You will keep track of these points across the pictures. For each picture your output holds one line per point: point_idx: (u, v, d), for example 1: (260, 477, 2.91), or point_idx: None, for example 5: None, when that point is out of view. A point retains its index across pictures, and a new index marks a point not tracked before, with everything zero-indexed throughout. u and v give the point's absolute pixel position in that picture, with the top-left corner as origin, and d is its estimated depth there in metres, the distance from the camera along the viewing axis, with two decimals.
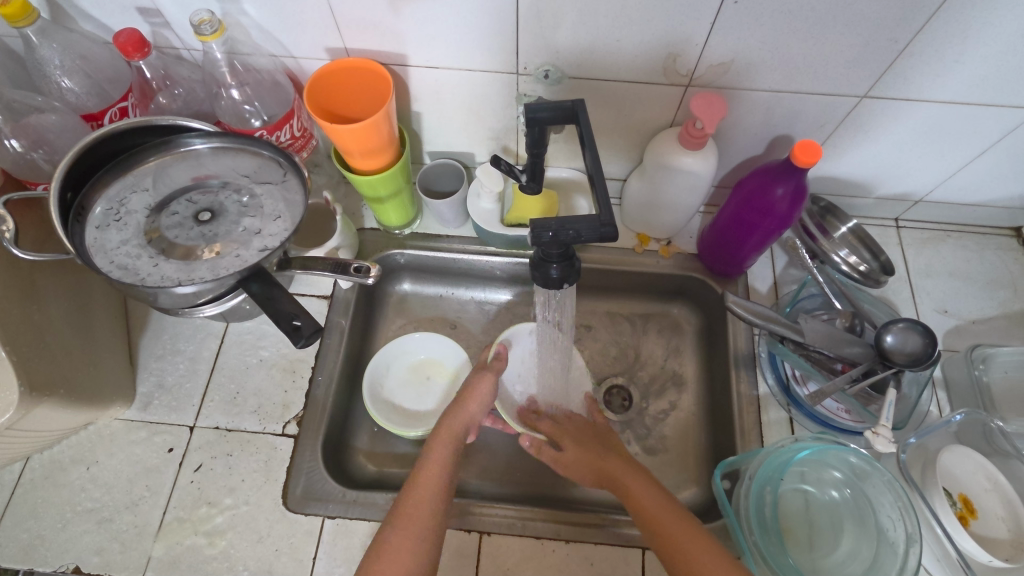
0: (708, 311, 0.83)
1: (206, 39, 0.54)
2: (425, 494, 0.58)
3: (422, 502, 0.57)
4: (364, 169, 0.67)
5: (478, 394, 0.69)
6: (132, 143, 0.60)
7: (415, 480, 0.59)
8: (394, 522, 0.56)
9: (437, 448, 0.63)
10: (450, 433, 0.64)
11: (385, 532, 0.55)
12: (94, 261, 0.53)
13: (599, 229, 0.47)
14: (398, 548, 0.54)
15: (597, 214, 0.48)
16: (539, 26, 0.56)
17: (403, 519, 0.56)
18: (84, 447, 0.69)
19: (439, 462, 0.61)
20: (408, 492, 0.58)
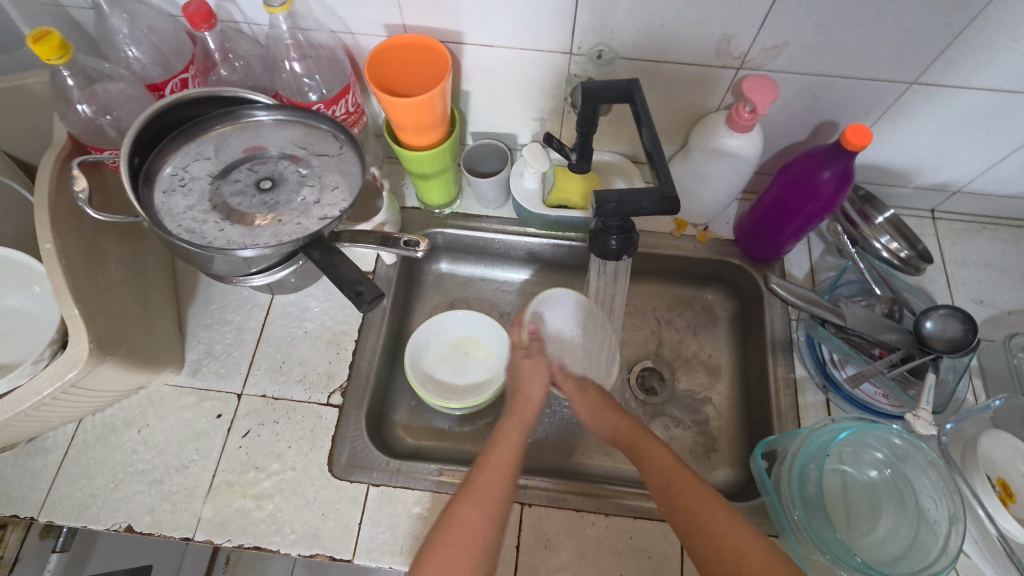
0: (742, 296, 0.85)
1: (274, 11, 0.56)
2: (498, 472, 0.58)
3: (496, 476, 0.58)
4: (415, 145, 0.69)
5: (533, 378, 0.70)
6: (197, 113, 0.62)
7: (485, 461, 0.60)
8: (470, 498, 0.56)
9: (510, 430, 0.64)
10: (519, 422, 0.65)
11: (459, 506, 0.55)
12: (162, 223, 0.55)
13: (663, 200, 0.50)
14: (472, 523, 0.54)
15: (658, 185, 0.50)
16: (598, 5, 0.57)
17: (477, 495, 0.56)
18: (135, 410, 0.71)
19: (510, 445, 0.62)
20: (481, 471, 0.58)
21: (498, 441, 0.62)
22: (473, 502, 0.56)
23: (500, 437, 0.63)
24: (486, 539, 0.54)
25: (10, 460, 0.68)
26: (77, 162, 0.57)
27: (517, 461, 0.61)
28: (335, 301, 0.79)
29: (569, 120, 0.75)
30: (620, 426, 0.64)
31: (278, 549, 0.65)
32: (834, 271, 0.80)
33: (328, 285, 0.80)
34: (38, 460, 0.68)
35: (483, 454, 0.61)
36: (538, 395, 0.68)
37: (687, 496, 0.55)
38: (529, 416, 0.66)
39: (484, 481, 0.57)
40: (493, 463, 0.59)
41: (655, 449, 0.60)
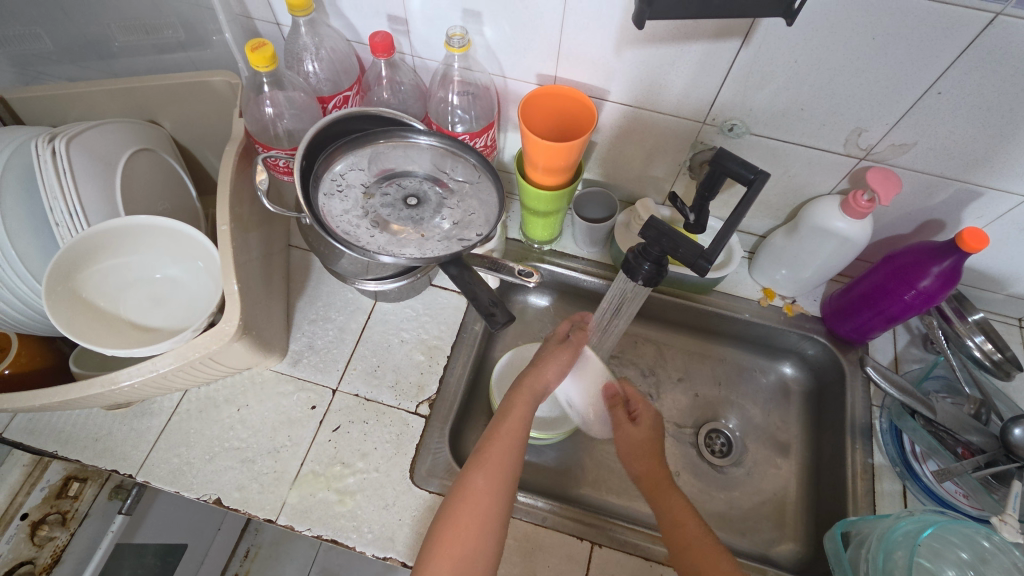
0: (820, 374, 0.86)
1: (452, 50, 0.62)
2: (505, 449, 0.57)
3: (505, 452, 0.57)
4: (539, 184, 0.73)
5: (558, 360, 0.66)
6: (359, 126, 0.68)
7: (493, 436, 0.59)
8: (480, 469, 0.56)
9: (519, 402, 0.61)
10: (528, 396, 0.62)
11: (468, 480, 0.56)
12: (324, 222, 0.61)
13: (695, 259, 0.52)
14: (481, 494, 0.55)
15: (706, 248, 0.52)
16: (746, 86, 0.63)
17: (485, 469, 0.56)
18: (237, 389, 0.75)
19: (520, 417, 0.60)
20: (491, 442, 0.58)
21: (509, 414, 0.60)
22: (484, 474, 0.56)
23: (510, 409, 0.61)
24: (492, 520, 0.54)
25: (119, 417, 0.72)
26: (260, 155, 0.63)
27: (523, 440, 0.59)
28: (433, 315, 0.83)
29: (683, 180, 0.79)
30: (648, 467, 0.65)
31: (353, 546, 0.67)
32: (918, 363, 0.82)
33: (427, 300, 0.84)
34: (143, 421, 0.73)
35: (491, 429, 0.60)
36: (554, 374, 0.65)
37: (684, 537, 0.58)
38: (538, 392, 0.63)
39: (494, 452, 0.57)
40: (502, 440, 0.58)
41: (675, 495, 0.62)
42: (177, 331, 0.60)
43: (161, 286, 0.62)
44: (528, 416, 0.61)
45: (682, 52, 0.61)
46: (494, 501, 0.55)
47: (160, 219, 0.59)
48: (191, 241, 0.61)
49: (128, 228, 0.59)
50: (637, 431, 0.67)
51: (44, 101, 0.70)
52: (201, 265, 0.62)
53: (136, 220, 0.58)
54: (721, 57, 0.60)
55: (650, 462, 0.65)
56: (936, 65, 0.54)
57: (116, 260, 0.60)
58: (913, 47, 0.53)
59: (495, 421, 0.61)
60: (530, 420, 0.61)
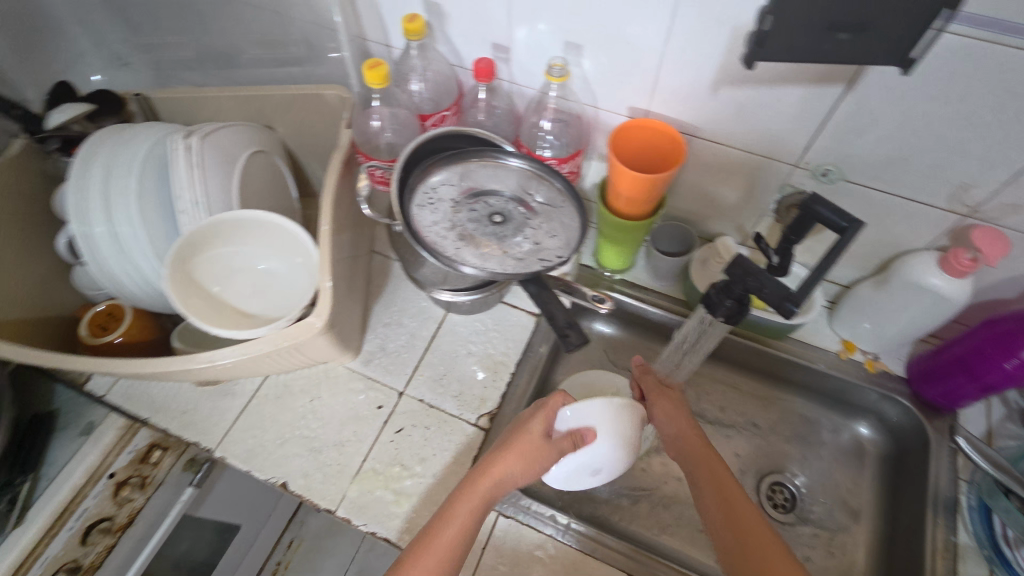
0: (900, 439, 0.81)
1: (551, 79, 0.65)
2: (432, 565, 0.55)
3: (435, 558, 0.55)
4: (620, 213, 0.74)
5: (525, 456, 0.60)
6: (454, 144, 0.72)
7: (428, 539, 0.57)
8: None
9: (461, 504, 0.58)
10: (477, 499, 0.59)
11: None
12: (415, 232, 0.64)
13: (782, 301, 0.51)
14: None
15: (793, 290, 0.51)
16: (845, 132, 0.62)
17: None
18: (312, 381, 0.79)
19: (451, 528, 0.57)
20: (420, 551, 0.56)
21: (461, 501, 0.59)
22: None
23: (454, 505, 0.59)
24: None
25: (205, 394, 0.78)
26: (367, 166, 0.69)
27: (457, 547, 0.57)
28: (500, 331, 0.84)
29: (766, 222, 0.78)
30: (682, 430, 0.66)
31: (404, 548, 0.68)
32: (1015, 441, 0.75)
33: (497, 316, 0.86)
34: (226, 401, 0.78)
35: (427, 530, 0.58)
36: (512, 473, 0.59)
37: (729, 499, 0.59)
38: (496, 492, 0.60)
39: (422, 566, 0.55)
40: (437, 547, 0.56)
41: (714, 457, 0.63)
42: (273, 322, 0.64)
43: (264, 278, 0.67)
44: (467, 522, 0.58)
45: (779, 95, 0.61)
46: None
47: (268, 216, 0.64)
48: (294, 239, 0.66)
49: (238, 224, 0.64)
50: (666, 401, 0.69)
51: (180, 103, 0.79)
52: (300, 260, 0.67)
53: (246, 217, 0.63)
54: (821, 103, 0.60)
55: (686, 424, 0.66)
56: None
57: (227, 252, 0.65)
58: None
59: (438, 517, 0.58)
60: (473, 526, 0.58)
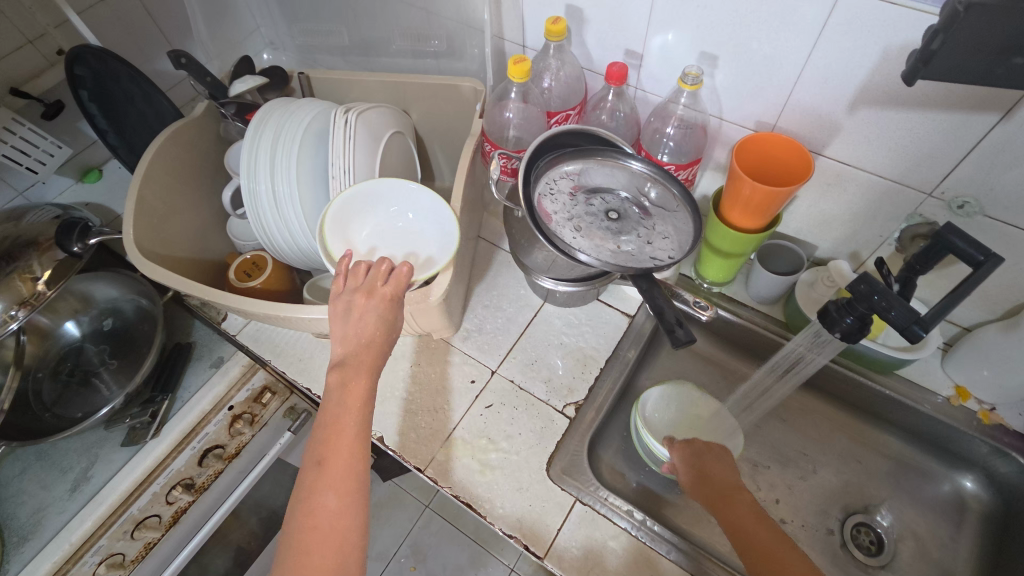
0: (1011, 500, 0.75)
1: (684, 87, 0.67)
2: (346, 461, 0.52)
3: (348, 463, 0.52)
4: (733, 223, 0.74)
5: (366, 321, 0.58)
6: (578, 143, 0.76)
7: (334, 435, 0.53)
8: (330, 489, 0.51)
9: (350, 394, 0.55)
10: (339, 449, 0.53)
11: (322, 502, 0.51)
12: (536, 217, 0.68)
13: (909, 324, 0.50)
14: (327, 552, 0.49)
15: (924, 314, 0.50)
16: (992, 164, 0.59)
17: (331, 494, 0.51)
18: (414, 349, 0.85)
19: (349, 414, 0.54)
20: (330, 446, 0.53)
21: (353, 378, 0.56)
22: (333, 492, 0.51)
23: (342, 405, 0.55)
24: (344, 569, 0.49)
25: (320, 346, 0.86)
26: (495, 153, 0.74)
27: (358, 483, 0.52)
28: (593, 327, 0.87)
29: (885, 251, 0.76)
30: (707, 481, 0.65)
31: (484, 516, 0.72)
32: None
33: (591, 312, 0.88)
34: None
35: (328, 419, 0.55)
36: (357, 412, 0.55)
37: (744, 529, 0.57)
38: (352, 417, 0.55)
39: (337, 460, 0.52)
40: (340, 443, 0.53)
41: (735, 494, 0.61)
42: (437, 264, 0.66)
43: (412, 226, 0.70)
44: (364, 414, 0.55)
45: (922, 119, 0.59)
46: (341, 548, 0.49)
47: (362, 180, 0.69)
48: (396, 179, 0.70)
49: (352, 200, 0.68)
50: (695, 457, 0.69)
51: (333, 84, 0.88)
52: (412, 189, 0.71)
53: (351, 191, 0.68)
54: (968, 130, 0.58)
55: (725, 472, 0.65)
56: None
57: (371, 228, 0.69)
58: None
59: (321, 456, 0.53)
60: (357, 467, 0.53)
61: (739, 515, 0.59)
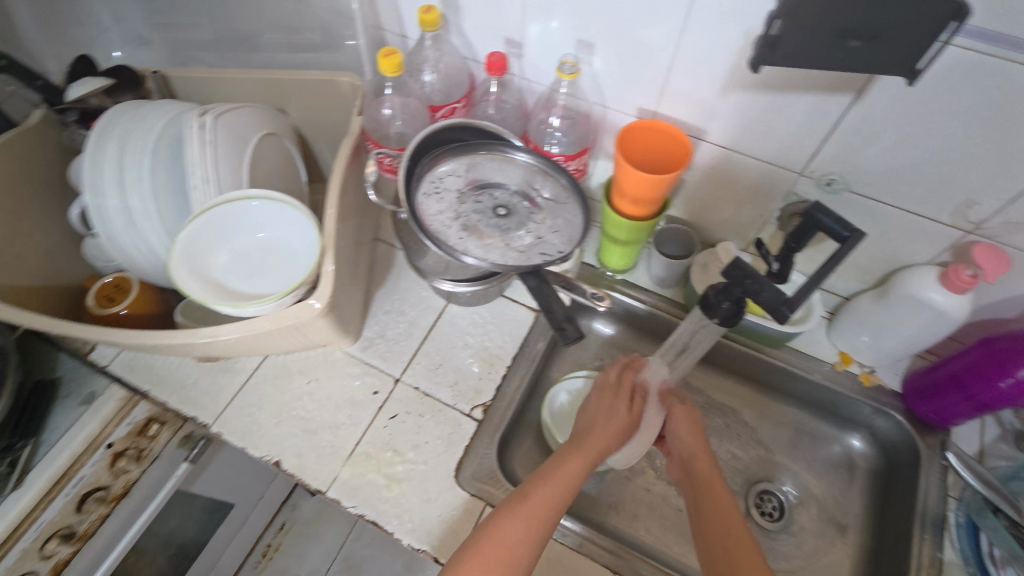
0: (891, 454, 0.81)
1: (562, 76, 0.66)
2: (550, 495, 0.58)
3: (550, 500, 0.58)
4: (624, 212, 0.74)
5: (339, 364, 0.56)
6: (462, 137, 0.73)
7: (541, 480, 0.59)
8: (519, 513, 0.56)
9: (575, 458, 0.62)
10: (562, 481, 0.59)
11: (511, 525, 0.56)
12: (419, 219, 0.65)
13: (777, 305, 0.52)
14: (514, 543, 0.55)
15: (790, 294, 0.52)
16: (851, 143, 0.62)
17: (528, 513, 0.56)
18: (309, 364, 0.80)
19: (572, 476, 0.60)
20: (536, 488, 0.58)
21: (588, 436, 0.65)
22: (526, 519, 0.56)
23: (561, 465, 0.61)
24: (524, 554, 0.54)
25: (204, 371, 0.79)
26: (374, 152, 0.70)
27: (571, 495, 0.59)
28: (499, 325, 0.85)
29: (769, 230, 0.78)
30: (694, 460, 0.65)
31: (392, 532, 0.69)
32: (1006, 460, 0.74)
33: (496, 309, 0.86)
34: (224, 378, 0.79)
35: (542, 473, 0.60)
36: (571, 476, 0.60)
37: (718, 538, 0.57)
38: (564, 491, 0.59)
39: (539, 497, 0.58)
40: (547, 490, 0.58)
41: (713, 479, 0.63)
42: (304, 280, 0.62)
43: (272, 240, 0.65)
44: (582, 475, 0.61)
45: (787, 103, 0.61)
46: (525, 546, 0.55)
47: (198, 211, 0.61)
48: (234, 198, 0.62)
49: (197, 234, 0.61)
50: (683, 419, 0.69)
51: (197, 82, 0.80)
52: (257, 204, 0.63)
53: (193, 226, 0.60)
54: (829, 112, 0.60)
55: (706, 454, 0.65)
56: None
57: (231, 254, 0.63)
58: None
59: (530, 485, 0.59)
60: (581, 477, 0.61)
61: (714, 504, 0.60)
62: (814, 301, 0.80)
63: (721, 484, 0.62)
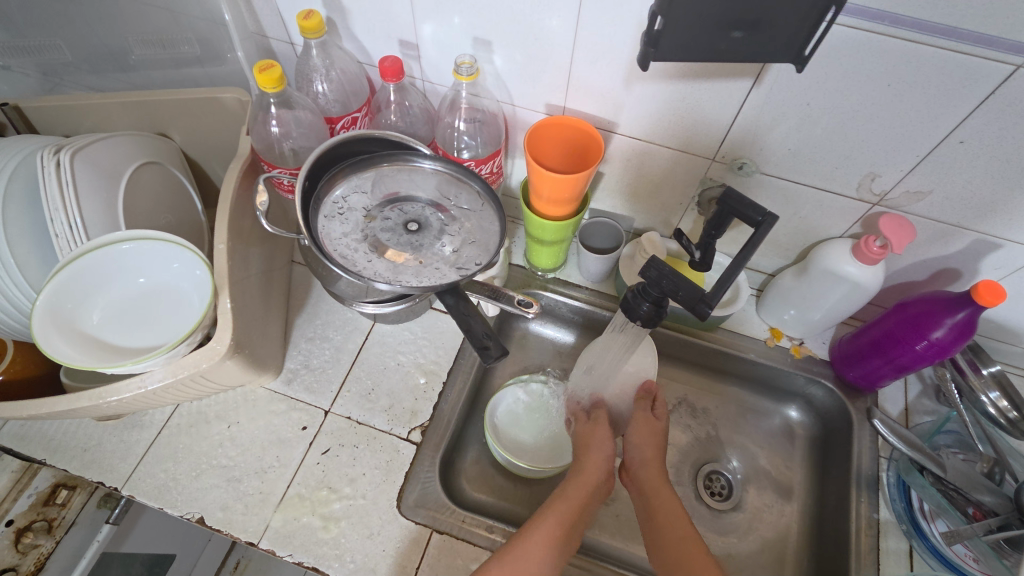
0: (825, 421, 0.83)
1: (461, 78, 0.62)
2: (542, 534, 0.57)
3: (551, 532, 0.57)
4: (544, 213, 0.72)
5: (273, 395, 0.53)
6: (363, 150, 0.67)
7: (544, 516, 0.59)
8: (513, 552, 0.56)
9: (573, 489, 0.62)
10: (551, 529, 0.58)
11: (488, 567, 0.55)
12: (321, 245, 0.60)
13: (695, 303, 0.51)
14: None
15: (705, 291, 0.51)
16: (757, 125, 0.61)
17: (510, 558, 0.55)
18: (229, 406, 0.74)
19: (569, 509, 0.60)
20: (535, 528, 0.58)
21: (586, 460, 0.65)
22: (503, 561, 0.55)
23: (556, 501, 0.61)
24: None
25: (109, 429, 0.72)
26: (267, 174, 0.64)
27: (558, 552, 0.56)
28: (431, 339, 0.81)
29: (690, 216, 0.78)
30: (648, 472, 0.64)
31: None
32: (929, 416, 0.78)
33: (426, 323, 0.83)
34: (133, 434, 0.72)
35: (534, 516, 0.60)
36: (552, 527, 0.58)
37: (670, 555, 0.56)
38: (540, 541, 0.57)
39: (524, 546, 0.56)
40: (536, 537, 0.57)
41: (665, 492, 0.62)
42: (197, 325, 0.57)
43: (156, 284, 0.61)
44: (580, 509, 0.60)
45: (690, 90, 0.60)
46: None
47: (61, 263, 0.56)
48: (103, 244, 0.57)
49: (65, 288, 0.56)
50: (642, 427, 0.67)
51: (59, 111, 0.71)
52: (129, 248, 0.59)
53: (56, 280, 0.55)
54: (732, 97, 0.59)
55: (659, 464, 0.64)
56: (956, 113, 0.52)
57: (104, 305, 0.59)
58: (930, 94, 0.52)
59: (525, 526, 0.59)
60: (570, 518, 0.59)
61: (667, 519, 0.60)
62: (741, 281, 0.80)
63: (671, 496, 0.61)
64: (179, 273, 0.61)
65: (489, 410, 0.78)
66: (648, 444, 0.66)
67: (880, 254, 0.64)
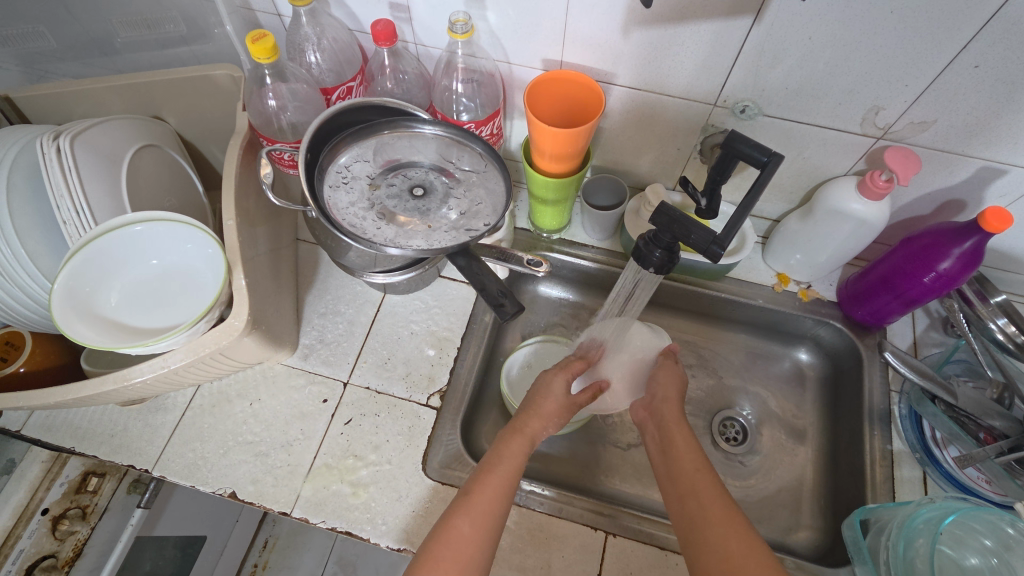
0: (835, 360, 0.84)
1: (456, 37, 0.61)
2: (505, 475, 0.56)
3: (494, 494, 0.54)
4: (546, 171, 0.72)
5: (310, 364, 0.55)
6: (362, 117, 0.67)
7: (485, 474, 0.56)
8: (466, 511, 0.53)
9: (513, 442, 0.59)
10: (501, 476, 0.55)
11: (454, 518, 0.52)
12: (329, 215, 0.60)
13: (707, 245, 0.51)
14: (468, 538, 0.51)
15: (716, 231, 0.52)
16: (758, 64, 0.61)
17: (474, 508, 0.53)
18: (249, 384, 0.75)
19: (512, 459, 0.57)
20: (483, 478, 0.55)
21: (524, 416, 0.62)
22: (470, 517, 0.52)
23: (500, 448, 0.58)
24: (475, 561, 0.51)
25: (133, 413, 0.73)
26: (268, 149, 0.63)
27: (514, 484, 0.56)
28: (442, 307, 0.82)
29: (694, 165, 0.77)
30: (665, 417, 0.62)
31: (368, 538, 0.67)
32: (938, 347, 0.80)
33: (436, 291, 0.83)
34: (158, 417, 0.73)
35: (487, 461, 0.57)
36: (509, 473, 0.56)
37: (686, 485, 0.55)
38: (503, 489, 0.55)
39: (484, 491, 0.54)
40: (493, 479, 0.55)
41: (679, 431, 0.60)
42: (214, 302, 0.57)
43: (169, 266, 0.61)
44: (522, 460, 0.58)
45: (690, 33, 0.59)
46: (477, 542, 0.51)
47: (73, 248, 0.56)
48: (115, 226, 0.57)
49: (80, 272, 0.56)
50: (665, 378, 0.67)
51: (50, 100, 0.70)
52: (140, 229, 0.59)
53: (71, 264, 0.55)
54: (733, 36, 0.58)
55: (676, 409, 0.63)
56: (959, 37, 0.52)
57: (121, 289, 0.59)
58: (936, 19, 0.51)
59: (485, 465, 0.57)
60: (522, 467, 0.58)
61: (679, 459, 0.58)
62: (748, 227, 0.80)
63: (685, 431, 0.60)
64: (194, 254, 0.61)
65: (504, 373, 0.80)
66: (671, 393, 0.65)
67: (888, 189, 0.64)
